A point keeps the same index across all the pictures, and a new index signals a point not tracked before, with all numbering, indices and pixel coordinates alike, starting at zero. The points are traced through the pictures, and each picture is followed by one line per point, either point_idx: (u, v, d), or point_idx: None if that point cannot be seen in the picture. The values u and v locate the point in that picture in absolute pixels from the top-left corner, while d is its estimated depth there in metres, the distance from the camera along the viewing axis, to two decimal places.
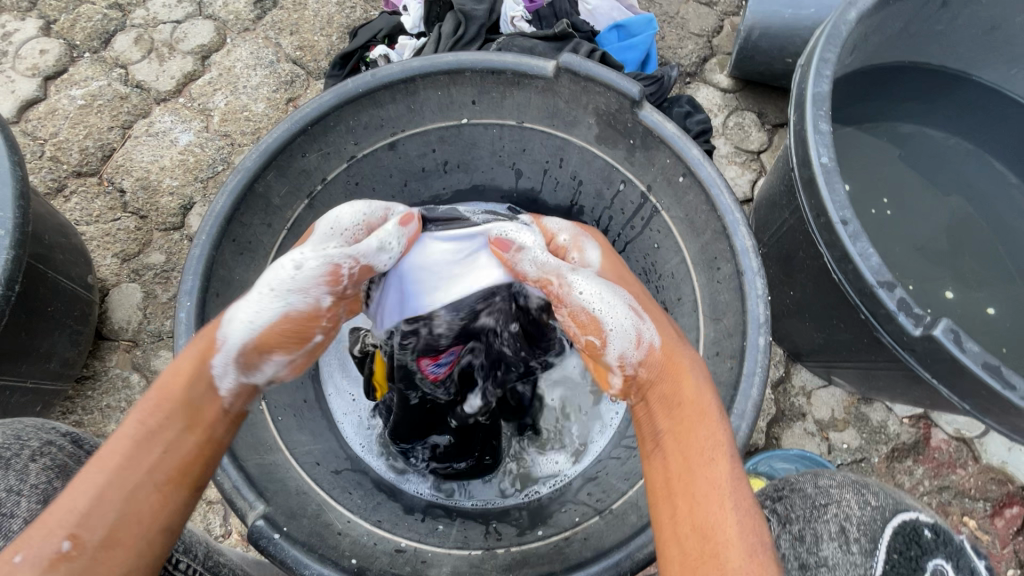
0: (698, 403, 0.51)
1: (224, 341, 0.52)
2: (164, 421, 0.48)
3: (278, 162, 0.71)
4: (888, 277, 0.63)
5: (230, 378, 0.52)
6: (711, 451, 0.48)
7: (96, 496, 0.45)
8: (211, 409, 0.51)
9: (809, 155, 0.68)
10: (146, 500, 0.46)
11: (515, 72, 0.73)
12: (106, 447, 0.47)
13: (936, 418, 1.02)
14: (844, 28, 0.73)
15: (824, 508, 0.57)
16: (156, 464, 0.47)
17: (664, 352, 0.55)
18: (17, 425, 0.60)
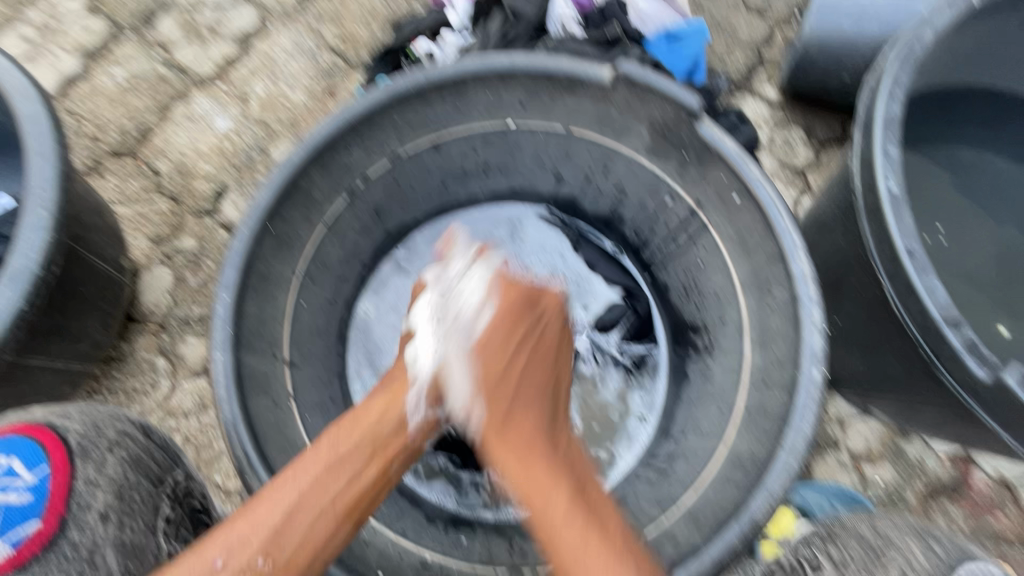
0: (544, 491, 0.58)
1: (417, 375, 0.65)
2: (353, 453, 0.58)
3: (323, 157, 0.69)
4: (956, 315, 0.59)
5: (418, 414, 0.64)
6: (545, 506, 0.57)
7: (287, 515, 0.54)
8: (393, 445, 0.61)
9: (876, 180, 0.65)
10: (326, 530, 0.55)
11: (569, 76, 0.70)
12: (295, 468, 0.56)
13: (978, 459, 0.97)
14: (918, 48, 0.69)
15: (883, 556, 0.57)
16: (340, 494, 0.56)
17: (509, 439, 0.62)
18: (94, 412, 0.66)
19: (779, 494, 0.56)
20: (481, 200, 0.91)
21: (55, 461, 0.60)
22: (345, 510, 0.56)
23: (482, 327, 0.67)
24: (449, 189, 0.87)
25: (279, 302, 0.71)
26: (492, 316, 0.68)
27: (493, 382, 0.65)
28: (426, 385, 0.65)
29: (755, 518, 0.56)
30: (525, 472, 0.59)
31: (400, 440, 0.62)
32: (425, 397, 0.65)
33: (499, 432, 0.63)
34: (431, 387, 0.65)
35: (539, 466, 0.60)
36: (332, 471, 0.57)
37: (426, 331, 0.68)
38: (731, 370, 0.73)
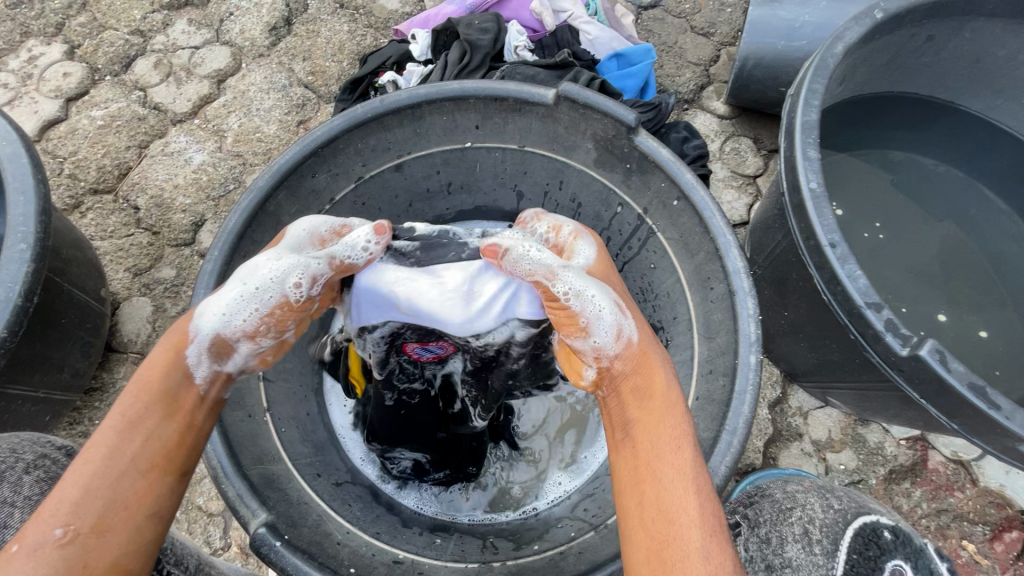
0: (672, 415, 0.54)
1: (196, 334, 0.56)
2: (143, 412, 0.51)
3: (290, 183, 0.74)
4: (876, 299, 0.65)
5: (200, 369, 0.55)
6: (675, 441, 0.52)
7: (83, 488, 0.47)
8: (189, 399, 0.54)
9: (798, 181, 0.71)
10: (134, 487, 0.49)
11: (516, 99, 0.76)
12: (91, 439, 0.50)
13: (933, 440, 1.02)
14: (831, 61, 0.76)
15: (791, 512, 0.67)
16: (143, 451, 0.50)
17: (640, 362, 0.57)
18: (12, 439, 0.63)
19: (723, 472, 0.60)
20: (447, 219, 0.97)
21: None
22: (148, 464, 0.50)
23: (586, 258, 0.65)
24: (416, 210, 0.92)
25: None
26: (594, 254, 0.66)
27: (629, 303, 0.60)
28: (210, 343, 0.56)
29: None
30: (659, 398, 0.55)
31: (191, 395, 0.54)
32: (207, 353, 0.56)
33: (634, 356, 0.57)
34: (216, 347, 0.56)
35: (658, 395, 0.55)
36: (122, 433, 0.50)
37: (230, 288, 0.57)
38: (684, 364, 0.77)
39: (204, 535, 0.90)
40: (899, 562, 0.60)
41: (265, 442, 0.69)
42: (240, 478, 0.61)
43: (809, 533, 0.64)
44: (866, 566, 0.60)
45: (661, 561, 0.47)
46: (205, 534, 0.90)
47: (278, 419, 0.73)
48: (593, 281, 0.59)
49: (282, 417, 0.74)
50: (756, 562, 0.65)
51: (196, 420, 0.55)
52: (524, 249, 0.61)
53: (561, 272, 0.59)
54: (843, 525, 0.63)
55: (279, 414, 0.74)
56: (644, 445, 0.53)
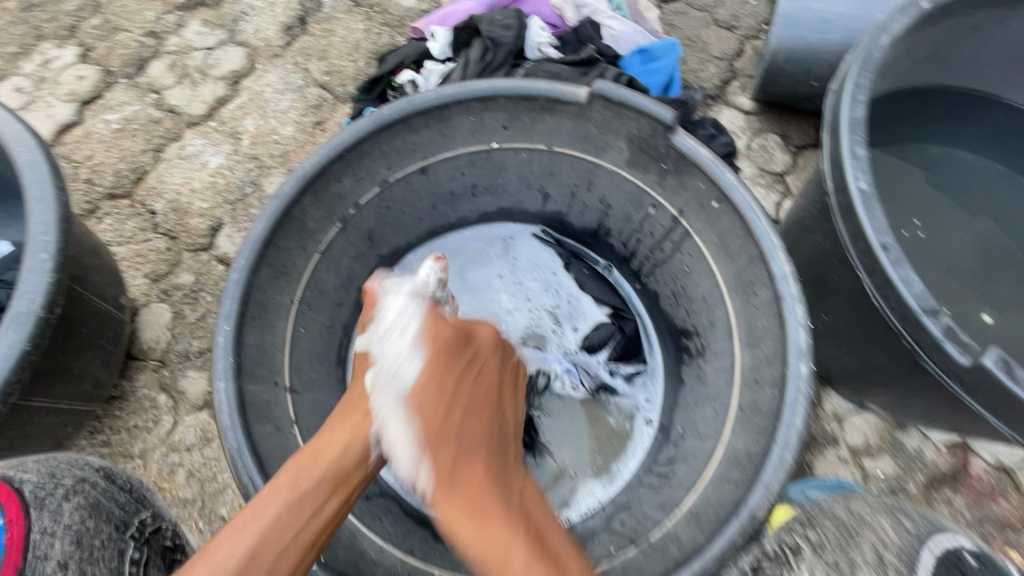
0: (489, 527, 0.59)
1: (377, 410, 0.67)
2: (315, 488, 0.59)
3: (314, 188, 0.72)
4: (933, 304, 0.62)
5: (377, 449, 0.66)
6: (502, 533, 0.59)
7: (250, 550, 0.53)
8: (354, 480, 0.63)
9: (846, 180, 0.68)
10: (294, 562, 0.55)
11: (547, 98, 0.73)
12: (264, 502, 0.57)
13: (975, 446, 0.99)
14: (877, 54, 0.73)
15: (859, 536, 0.63)
16: (307, 526, 0.57)
17: (454, 489, 0.63)
18: (50, 462, 0.62)
19: (777, 488, 0.57)
20: (471, 221, 0.94)
21: (11, 514, 0.53)
22: (312, 541, 0.56)
23: (433, 345, 0.72)
24: (440, 212, 0.90)
25: (277, 330, 0.72)
26: (416, 370, 0.70)
27: (434, 422, 0.67)
28: (383, 418, 0.67)
29: (754, 513, 0.56)
30: (455, 520, 0.61)
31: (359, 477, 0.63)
32: (381, 430, 0.66)
33: (449, 478, 0.64)
34: (387, 424, 0.67)
35: (486, 508, 0.61)
36: (298, 504, 0.57)
37: (383, 352, 0.71)
38: (724, 372, 0.75)
39: None
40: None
41: None
42: None
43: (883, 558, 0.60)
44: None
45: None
46: None
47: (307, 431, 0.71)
48: (417, 363, 0.70)
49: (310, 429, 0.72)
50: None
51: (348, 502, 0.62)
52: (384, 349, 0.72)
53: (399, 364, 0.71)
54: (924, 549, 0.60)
55: None
56: (476, 546, 0.59)
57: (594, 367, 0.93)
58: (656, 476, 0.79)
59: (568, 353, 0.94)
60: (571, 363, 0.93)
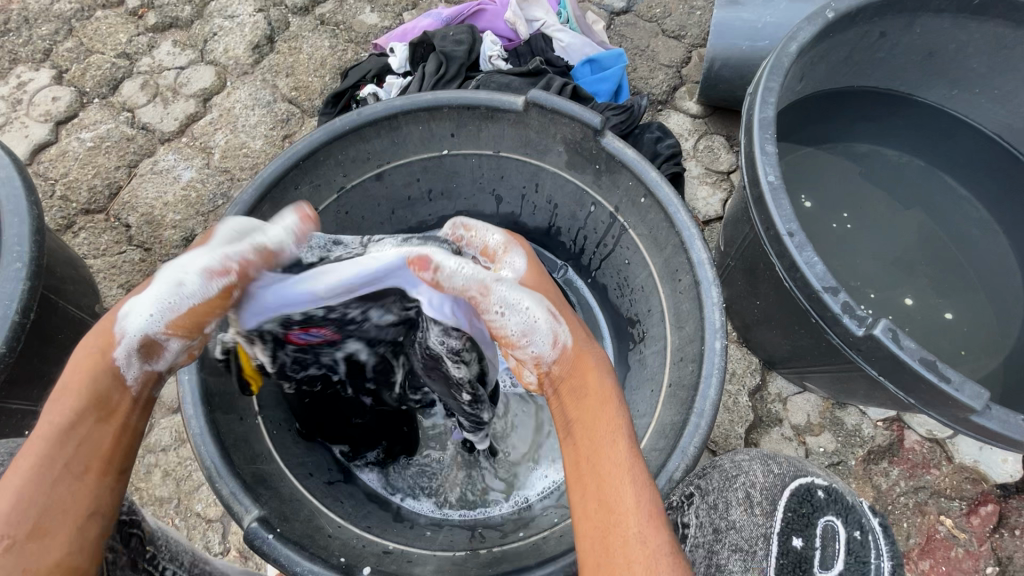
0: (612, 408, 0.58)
1: (122, 334, 0.55)
2: (74, 419, 0.52)
3: (274, 195, 0.77)
4: (833, 283, 0.68)
5: (133, 369, 0.56)
6: (609, 436, 0.55)
7: (17, 498, 0.49)
8: (123, 401, 0.55)
9: (758, 175, 0.75)
10: (74, 492, 0.51)
11: (488, 107, 0.80)
12: (22, 451, 0.51)
13: (909, 420, 1.06)
14: (786, 60, 0.81)
15: (734, 479, 0.70)
16: (75, 457, 0.51)
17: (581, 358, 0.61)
18: (14, 443, 0.69)
19: (692, 451, 0.63)
20: (430, 225, 1.00)
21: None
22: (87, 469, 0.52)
23: (521, 269, 0.66)
24: (399, 217, 0.96)
25: None
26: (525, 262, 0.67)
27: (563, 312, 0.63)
28: (137, 344, 0.55)
29: (672, 476, 0.62)
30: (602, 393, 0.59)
31: (125, 397, 0.55)
32: (136, 353, 0.55)
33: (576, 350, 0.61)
34: (144, 348, 0.56)
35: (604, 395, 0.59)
36: (55, 439, 0.51)
37: (155, 287, 0.56)
38: (659, 354, 0.81)
39: (203, 539, 0.93)
40: (832, 519, 0.65)
41: (257, 444, 0.72)
42: (234, 476, 0.64)
43: (751, 496, 0.68)
44: (800, 524, 0.65)
45: (606, 547, 0.51)
46: (204, 539, 0.93)
47: (270, 422, 0.76)
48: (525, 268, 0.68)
49: (274, 420, 0.77)
50: (705, 528, 0.69)
51: (130, 421, 0.56)
52: (462, 268, 0.60)
53: (495, 284, 0.61)
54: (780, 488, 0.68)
55: (270, 417, 0.76)
56: (584, 451, 0.56)
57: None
58: None
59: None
60: None
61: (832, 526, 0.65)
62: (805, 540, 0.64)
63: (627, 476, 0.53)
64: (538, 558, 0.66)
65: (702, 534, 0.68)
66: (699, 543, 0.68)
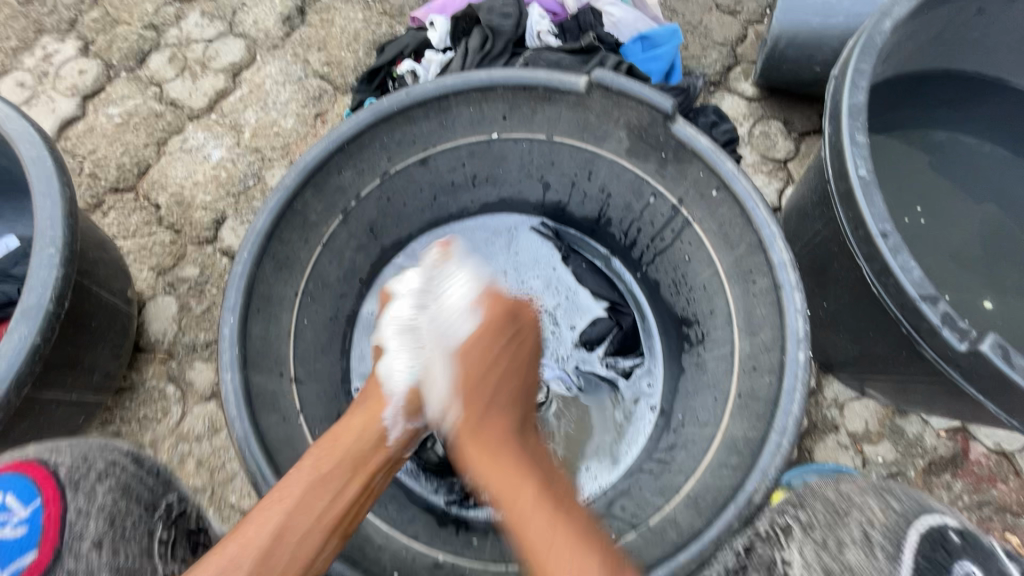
0: (517, 478, 0.59)
1: (392, 394, 0.65)
2: (337, 471, 0.58)
3: (316, 180, 0.72)
4: (931, 291, 0.63)
5: (396, 429, 0.64)
6: (526, 505, 0.56)
7: (275, 536, 0.54)
8: (375, 462, 0.61)
9: (846, 167, 0.68)
10: (315, 546, 0.55)
11: (546, 87, 0.73)
12: (286, 485, 0.56)
13: (975, 432, 0.99)
14: (879, 39, 0.72)
15: (848, 515, 0.55)
16: (325, 512, 0.56)
17: (479, 436, 0.63)
18: (82, 443, 0.62)
19: (773, 473, 0.59)
20: (472, 212, 0.94)
21: (47, 493, 0.56)
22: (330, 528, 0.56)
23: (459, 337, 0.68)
24: (440, 203, 0.90)
25: (282, 321, 0.73)
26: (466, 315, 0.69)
27: (466, 386, 0.66)
28: (403, 399, 0.65)
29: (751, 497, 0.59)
30: (497, 472, 0.60)
31: (380, 457, 0.62)
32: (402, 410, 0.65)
33: (472, 430, 0.63)
34: (407, 403, 0.65)
35: (510, 467, 0.60)
36: (313, 491, 0.56)
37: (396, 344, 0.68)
38: (723, 359, 0.76)
39: None
40: (970, 565, 0.50)
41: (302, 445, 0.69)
42: None
43: (871, 538, 0.53)
44: (935, 575, 0.50)
45: None
46: None
47: None
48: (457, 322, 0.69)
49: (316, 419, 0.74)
50: None
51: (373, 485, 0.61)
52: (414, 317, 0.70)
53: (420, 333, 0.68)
54: (906, 525, 0.53)
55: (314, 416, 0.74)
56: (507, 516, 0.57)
57: (592, 363, 0.94)
58: (656, 462, 0.81)
59: (563, 360, 0.93)
60: (563, 369, 0.93)
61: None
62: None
63: (544, 541, 0.53)
64: None
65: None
66: None
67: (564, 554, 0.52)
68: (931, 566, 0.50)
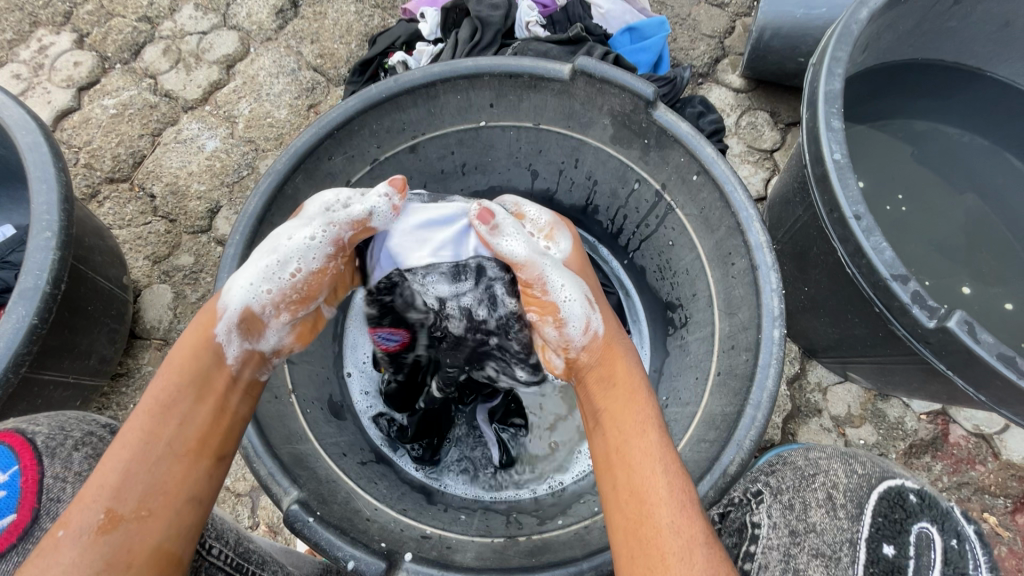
0: (639, 397, 0.60)
1: (225, 309, 0.60)
2: (178, 394, 0.56)
3: (306, 166, 0.74)
4: (902, 271, 0.65)
5: (233, 346, 0.60)
6: (640, 424, 0.57)
7: (123, 471, 0.52)
8: (222, 379, 0.59)
9: (822, 152, 0.70)
10: (175, 473, 0.53)
11: (531, 75, 0.75)
12: (127, 426, 0.54)
13: (954, 415, 1.02)
14: (855, 28, 0.74)
15: (815, 479, 0.72)
16: (173, 439, 0.54)
17: (606, 355, 0.64)
18: (61, 417, 0.68)
19: (747, 445, 0.61)
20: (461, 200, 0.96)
21: (24, 459, 0.60)
22: (187, 448, 0.54)
23: (566, 252, 0.71)
24: (430, 191, 0.91)
25: None
26: (570, 245, 0.72)
27: (597, 298, 0.68)
28: (237, 318, 0.60)
29: (726, 470, 0.61)
30: (625, 383, 0.61)
31: (225, 376, 0.59)
32: (237, 330, 0.60)
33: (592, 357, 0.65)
34: (242, 322, 0.60)
35: (623, 389, 0.61)
36: (159, 421, 0.54)
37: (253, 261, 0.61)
38: (705, 341, 0.78)
39: (232, 512, 0.93)
40: (926, 525, 0.63)
41: (292, 423, 0.71)
42: (271, 456, 0.63)
43: (833, 499, 0.69)
44: (891, 530, 0.65)
45: (640, 541, 0.51)
46: (233, 513, 0.93)
47: (303, 400, 0.76)
48: (567, 274, 0.65)
49: (306, 400, 0.76)
50: (781, 529, 0.68)
51: (228, 402, 0.59)
52: (514, 243, 0.65)
53: (538, 261, 0.64)
54: (867, 490, 0.68)
55: (303, 396, 0.76)
56: (616, 438, 0.58)
57: None
58: None
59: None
60: None
61: (927, 534, 0.63)
62: (897, 548, 0.63)
63: (647, 459, 0.55)
64: (583, 549, 0.64)
65: (778, 535, 0.68)
66: (774, 543, 0.67)
67: (649, 461, 0.55)
68: (886, 521, 0.65)
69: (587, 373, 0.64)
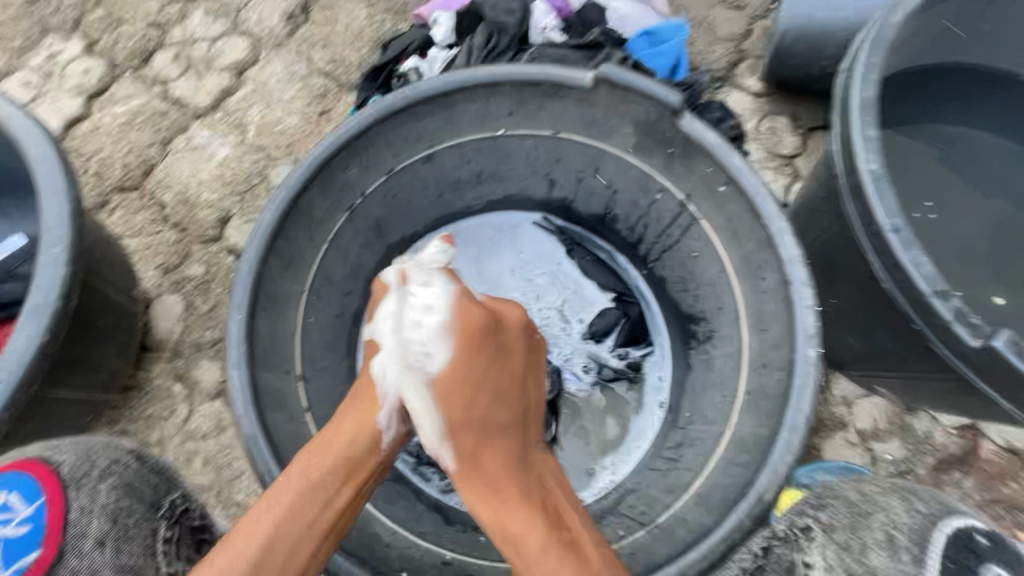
0: (515, 494, 0.64)
1: (386, 398, 0.64)
2: (330, 475, 0.60)
3: (322, 177, 0.72)
4: (943, 286, 0.63)
5: (389, 431, 0.64)
6: (527, 525, 0.62)
7: (272, 532, 0.56)
8: (371, 463, 0.63)
9: (856, 162, 0.67)
10: (309, 552, 0.57)
11: (552, 82, 0.73)
12: (280, 484, 0.58)
13: (986, 429, 0.98)
14: (889, 32, 0.71)
15: (870, 516, 0.62)
16: (320, 515, 0.58)
17: (477, 430, 0.66)
18: (87, 442, 0.65)
19: (783, 470, 0.59)
20: (477, 209, 0.93)
21: (50, 492, 0.58)
22: (327, 529, 0.58)
23: (445, 313, 0.64)
24: (446, 201, 0.89)
25: (288, 319, 0.73)
26: (449, 304, 0.64)
27: (469, 366, 0.66)
28: (397, 405, 0.64)
29: (761, 495, 0.59)
30: (498, 477, 0.65)
31: (373, 460, 0.63)
32: (391, 410, 0.64)
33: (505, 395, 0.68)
34: (400, 407, 0.65)
35: (505, 482, 0.64)
36: (310, 496, 0.58)
37: (392, 350, 0.64)
38: (731, 357, 0.76)
39: None
40: (1000, 571, 0.58)
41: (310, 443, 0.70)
42: None
43: (893, 539, 0.60)
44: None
45: None
46: None
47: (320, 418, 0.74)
48: (441, 339, 0.64)
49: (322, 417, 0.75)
50: (837, 573, 0.60)
51: (363, 487, 0.63)
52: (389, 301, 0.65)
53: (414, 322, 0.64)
54: (934, 529, 0.60)
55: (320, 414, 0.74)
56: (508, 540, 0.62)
57: (603, 355, 0.93)
58: (664, 460, 0.80)
59: (569, 362, 0.93)
60: (573, 372, 0.93)
61: None
62: None
63: (543, 565, 0.60)
64: None
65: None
66: None
67: (547, 566, 0.60)
68: (957, 567, 0.58)
69: (455, 452, 0.66)
